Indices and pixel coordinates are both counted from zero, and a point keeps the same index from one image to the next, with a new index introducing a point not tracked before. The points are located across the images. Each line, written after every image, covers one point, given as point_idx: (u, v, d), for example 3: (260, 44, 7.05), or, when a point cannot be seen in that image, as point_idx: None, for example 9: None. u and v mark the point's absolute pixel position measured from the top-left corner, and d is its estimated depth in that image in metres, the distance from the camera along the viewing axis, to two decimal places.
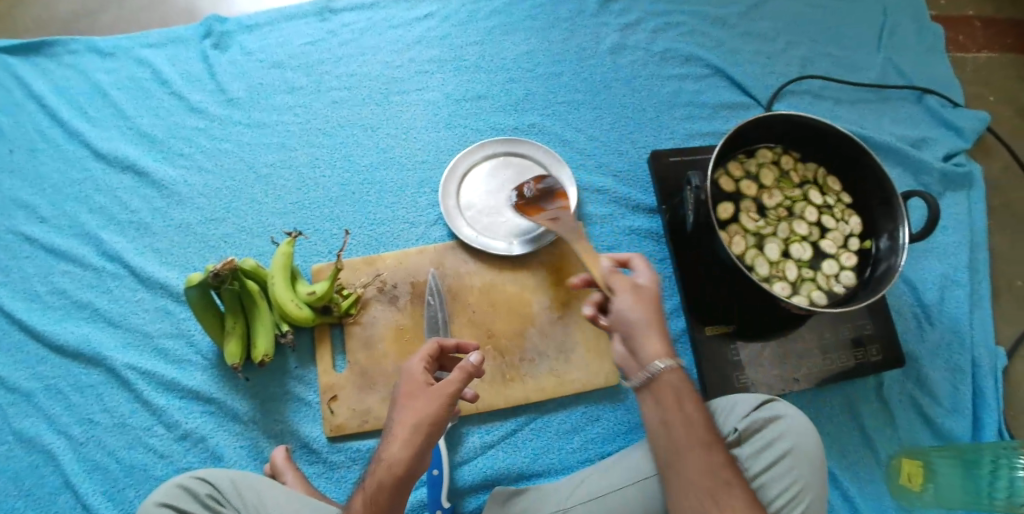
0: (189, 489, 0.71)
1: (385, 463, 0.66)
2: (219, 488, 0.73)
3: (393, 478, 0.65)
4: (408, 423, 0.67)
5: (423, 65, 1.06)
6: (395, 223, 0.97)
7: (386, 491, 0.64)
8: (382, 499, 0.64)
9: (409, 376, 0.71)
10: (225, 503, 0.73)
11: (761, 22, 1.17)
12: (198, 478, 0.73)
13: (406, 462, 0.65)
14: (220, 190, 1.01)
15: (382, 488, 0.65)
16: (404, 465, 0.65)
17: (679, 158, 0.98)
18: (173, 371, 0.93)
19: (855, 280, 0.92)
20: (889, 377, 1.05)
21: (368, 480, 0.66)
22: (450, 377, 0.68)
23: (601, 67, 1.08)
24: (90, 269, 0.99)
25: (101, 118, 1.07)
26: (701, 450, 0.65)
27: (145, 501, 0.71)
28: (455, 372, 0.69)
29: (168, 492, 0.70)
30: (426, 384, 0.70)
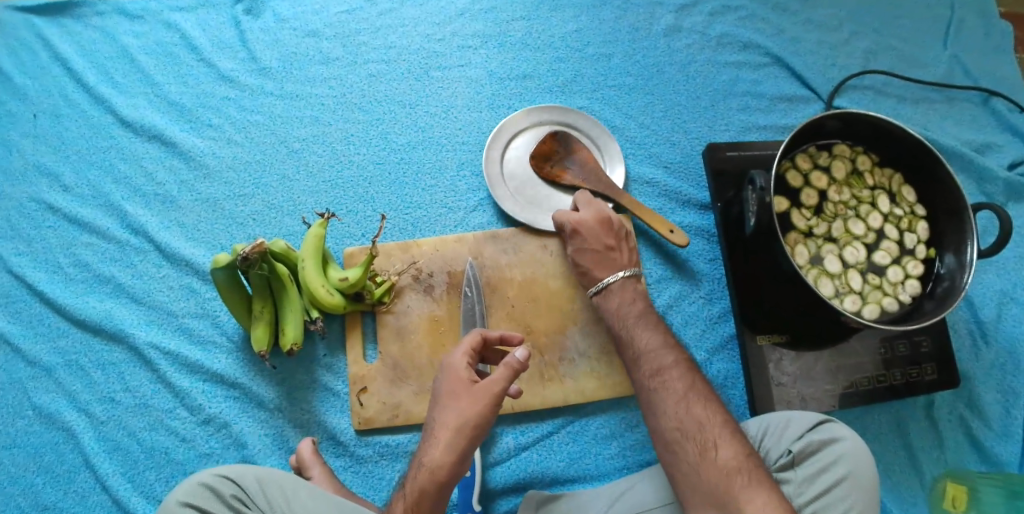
0: (214, 489, 0.68)
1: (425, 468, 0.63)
2: (244, 489, 0.69)
3: (435, 484, 0.62)
4: (449, 426, 0.64)
5: (466, 39, 1.01)
6: (432, 207, 0.92)
7: (426, 497, 0.62)
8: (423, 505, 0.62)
9: (452, 372, 0.68)
10: (250, 505, 0.69)
11: (824, 11, 1.10)
12: (222, 476, 0.69)
13: (449, 466, 0.63)
14: (249, 164, 0.96)
15: (424, 495, 0.62)
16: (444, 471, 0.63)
17: (737, 152, 0.93)
18: (197, 353, 0.90)
19: (920, 290, 0.87)
20: (939, 396, 1.00)
21: (410, 485, 0.64)
22: (496, 375, 0.65)
23: (654, 50, 1.02)
24: (114, 243, 0.96)
25: (129, 84, 1.03)
26: (643, 370, 0.73)
27: (168, 500, 0.67)
28: (500, 370, 0.66)
29: (192, 491, 0.67)
30: (470, 382, 0.67)
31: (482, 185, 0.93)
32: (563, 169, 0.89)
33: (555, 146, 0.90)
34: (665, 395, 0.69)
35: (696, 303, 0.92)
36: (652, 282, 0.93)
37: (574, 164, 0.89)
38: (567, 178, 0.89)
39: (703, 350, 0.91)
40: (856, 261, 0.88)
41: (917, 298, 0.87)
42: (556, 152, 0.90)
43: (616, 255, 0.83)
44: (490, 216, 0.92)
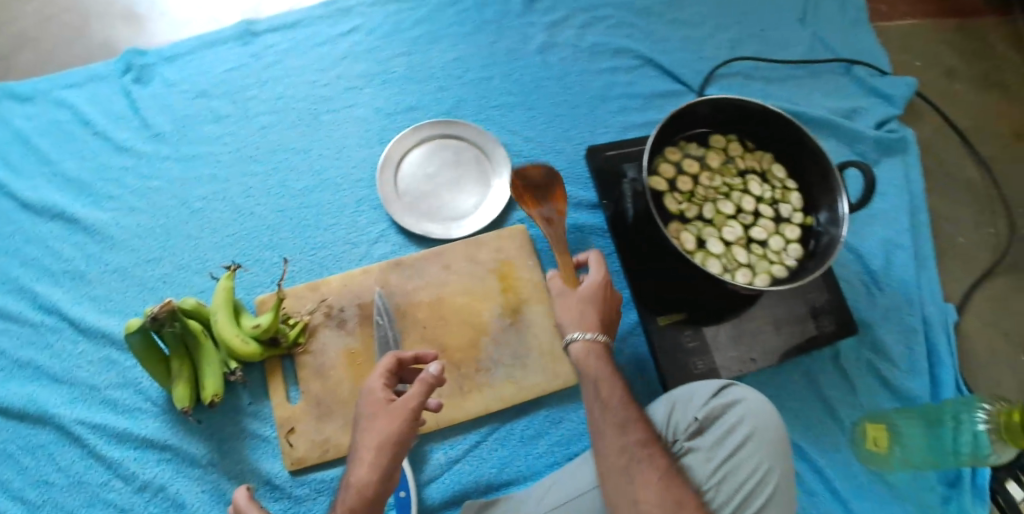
0: None
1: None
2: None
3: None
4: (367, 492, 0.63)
5: (352, 81, 1.05)
6: (337, 245, 0.95)
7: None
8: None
9: (371, 395, 0.70)
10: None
11: (688, 9, 1.18)
12: None
13: (376, 483, 0.64)
14: (154, 228, 0.98)
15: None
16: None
17: (616, 151, 0.98)
18: (126, 422, 0.91)
19: (802, 252, 0.94)
20: (845, 346, 1.06)
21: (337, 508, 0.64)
22: (415, 389, 0.67)
23: (533, 66, 1.08)
24: (28, 325, 0.96)
25: (26, 166, 1.04)
26: (615, 422, 0.70)
27: None
28: (416, 385, 0.67)
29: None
30: (388, 401, 0.69)
31: (383, 216, 0.97)
32: (535, 204, 0.89)
33: (543, 182, 0.90)
34: (638, 451, 0.68)
35: None
36: None
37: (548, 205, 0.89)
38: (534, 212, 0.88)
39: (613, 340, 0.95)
40: (736, 238, 0.96)
41: (801, 260, 0.93)
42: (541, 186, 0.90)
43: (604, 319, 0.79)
44: (394, 245, 0.95)
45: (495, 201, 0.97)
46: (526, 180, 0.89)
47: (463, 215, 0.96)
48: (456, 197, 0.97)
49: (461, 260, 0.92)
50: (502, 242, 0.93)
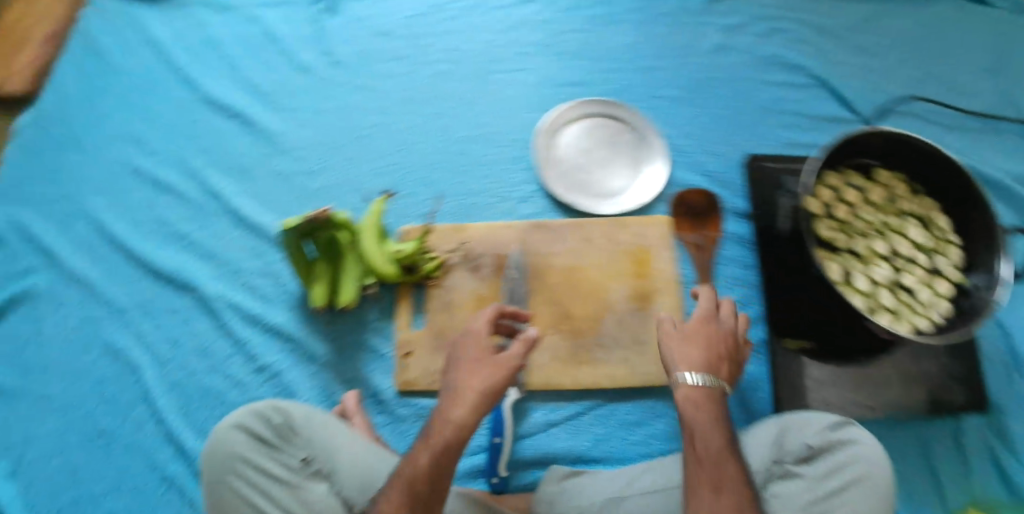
0: (262, 419, 0.75)
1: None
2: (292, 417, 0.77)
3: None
4: (422, 484, 0.63)
5: (525, 46, 1.08)
6: (485, 195, 0.99)
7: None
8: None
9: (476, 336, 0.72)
10: (295, 432, 0.76)
11: (873, 38, 1.13)
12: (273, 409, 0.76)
13: (470, 420, 0.66)
14: (318, 145, 1.05)
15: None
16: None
17: (774, 165, 0.97)
18: (260, 306, 0.98)
19: (952, 310, 0.88)
20: (968, 422, 0.99)
21: (432, 434, 0.65)
22: (514, 349, 0.70)
23: (704, 66, 1.07)
24: (192, 204, 1.05)
25: (215, 66, 1.14)
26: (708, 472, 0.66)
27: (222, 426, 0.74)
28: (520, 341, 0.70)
29: (245, 416, 0.75)
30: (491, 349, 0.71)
31: (533, 178, 1.00)
32: (689, 227, 0.96)
33: (700, 209, 0.97)
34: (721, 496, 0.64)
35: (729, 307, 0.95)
36: (686, 280, 0.94)
37: (702, 232, 0.96)
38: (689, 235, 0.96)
39: None
40: (884, 279, 0.91)
41: (949, 318, 0.87)
42: (698, 212, 0.97)
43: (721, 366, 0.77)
44: (538, 208, 0.98)
45: (646, 189, 0.98)
46: (686, 204, 0.97)
47: (611, 195, 0.98)
48: (607, 176, 0.99)
49: (601, 236, 0.94)
50: (644, 226, 0.95)
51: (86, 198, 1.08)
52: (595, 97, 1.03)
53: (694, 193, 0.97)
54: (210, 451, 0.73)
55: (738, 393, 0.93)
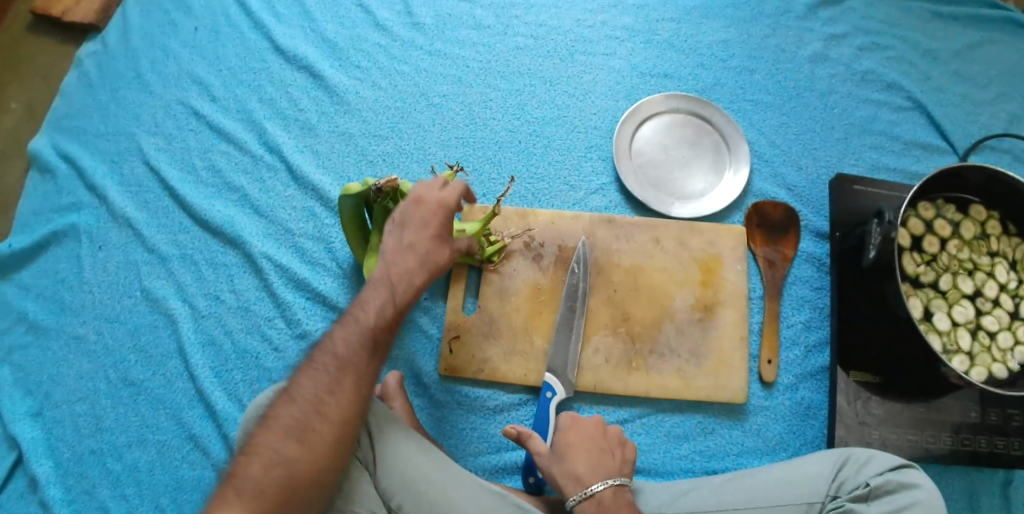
0: None
1: (347, 378, 0.68)
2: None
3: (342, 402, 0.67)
4: (383, 334, 0.72)
5: (614, 30, 1.03)
6: (555, 182, 0.95)
7: (337, 407, 0.67)
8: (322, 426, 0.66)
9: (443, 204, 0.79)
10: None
11: (976, 66, 1.08)
12: None
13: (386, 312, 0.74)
14: (388, 108, 1.01)
15: (327, 406, 0.67)
16: (356, 376, 0.69)
17: (862, 187, 0.92)
18: (306, 271, 0.95)
19: None
20: (1016, 476, 0.95)
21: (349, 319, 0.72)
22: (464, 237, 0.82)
23: (798, 73, 1.02)
24: (248, 155, 1.02)
25: (287, 15, 1.09)
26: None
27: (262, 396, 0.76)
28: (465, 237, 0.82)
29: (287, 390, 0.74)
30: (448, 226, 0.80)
31: (608, 169, 0.95)
32: (762, 240, 0.92)
33: (777, 221, 0.92)
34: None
35: (795, 328, 0.91)
36: (754, 296, 0.91)
37: (775, 246, 0.92)
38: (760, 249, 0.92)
39: (791, 374, 0.89)
40: (966, 320, 0.86)
41: None
42: (774, 225, 0.92)
43: (610, 457, 0.74)
44: (610, 201, 0.94)
45: (723, 195, 0.93)
46: (762, 215, 0.92)
47: (687, 197, 0.94)
48: (686, 176, 0.95)
49: (671, 240, 0.90)
50: (716, 235, 0.90)
51: (141, 136, 1.04)
52: (681, 92, 0.98)
53: (775, 208, 0.92)
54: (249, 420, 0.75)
55: (796, 418, 0.88)
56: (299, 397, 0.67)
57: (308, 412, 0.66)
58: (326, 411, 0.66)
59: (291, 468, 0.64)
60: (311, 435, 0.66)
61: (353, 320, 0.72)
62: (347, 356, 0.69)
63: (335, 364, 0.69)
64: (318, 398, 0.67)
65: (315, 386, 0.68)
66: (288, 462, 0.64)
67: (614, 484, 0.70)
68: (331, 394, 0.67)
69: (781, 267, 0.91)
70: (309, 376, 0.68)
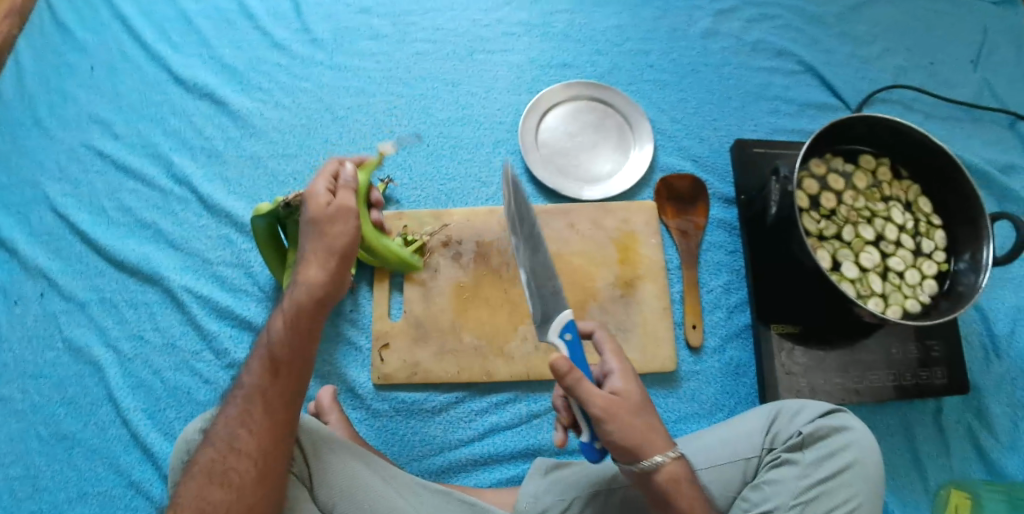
0: None
1: (256, 405, 0.65)
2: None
3: (254, 431, 0.64)
4: (279, 351, 0.66)
5: (511, 27, 1.06)
6: (467, 180, 0.97)
7: (250, 435, 0.64)
8: (240, 458, 0.62)
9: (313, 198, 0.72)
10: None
11: (859, 26, 1.13)
12: None
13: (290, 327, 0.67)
14: (295, 126, 1.02)
15: (240, 439, 0.64)
16: (264, 399, 0.65)
17: (761, 149, 0.96)
18: (229, 300, 0.93)
19: (936, 289, 0.89)
20: (948, 403, 0.96)
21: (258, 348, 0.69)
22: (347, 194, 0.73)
23: (692, 50, 1.06)
24: (158, 191, 1.00)
25: (185, 45, 1.09)
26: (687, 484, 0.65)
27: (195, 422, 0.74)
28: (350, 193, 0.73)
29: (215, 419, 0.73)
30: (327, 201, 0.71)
31: (517, 163, 0.98)
32: (674, 212, 0.95)
33: (687, 193, 0.96)
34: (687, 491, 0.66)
35: (714, 292, 0.93)
36: (671, 267, 0.94)
37: (687, 217, 0.95)
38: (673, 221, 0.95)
39: (716, 337, 0.92)
40: (873, 265, 0.89)
41: (934, 298, 0.89)
42: (684, 197, 0.96)
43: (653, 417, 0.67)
44: (521, 193, 0.96)
45: (629, 173, 0.96)
46: (672, 188, 0.96)
47: (595, 179, 0.97)
48: (592, 159, 0.98)
49: (586, 223, 0.92)
50: (628, 213, 0.93)
51: (46, 184, 1.01)
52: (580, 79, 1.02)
53: (681, 178, 0.96)
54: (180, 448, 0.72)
55: (727, 378, 0.90)
56: (216, 436, 0.65)
57: (223, 449, 0.64)
58: (241, 443, 0.63)
59: (218, 510, 0.60)
60: (232, 473, 0.62)
61: (260, 349, 0.69)
62: (254, 383, 0.66)
63: (245, 395, 0.66)
64: (231, 433, 0.64)
65: (229, 421, 0.66)
66: (216, 506, 0.61)
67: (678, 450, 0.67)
68: (242, 427, 0.64)
69: (694, 236, 0.94)
70: (224, 415, 0.67)
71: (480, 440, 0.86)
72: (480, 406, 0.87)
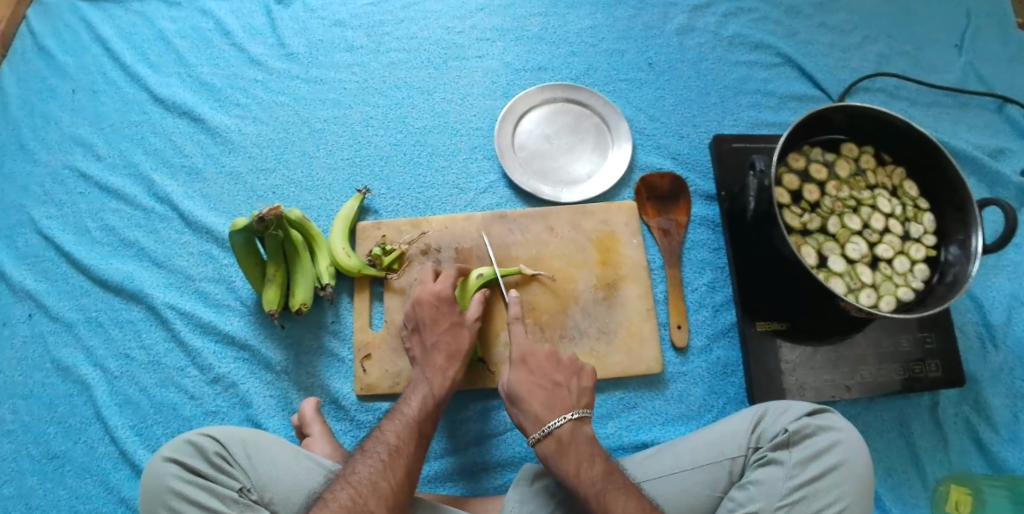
0: (199, 446, 0.70)
1: (399, 461, 0.69)
2: (225, 446, 0.71)
3: (396, 484, 0.68)
4: (427, 425, 0.74)
5: (485, 32, 1.06)
6: (444, 187, 0.97)
7: (391, 490, 0.67)
8: (379, 509, 0.65)
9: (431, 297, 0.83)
10: (232, 461, 0.71)
11: (838, 15, 1.12)
12: (208, 435, 0.72)
13: (430, 409, 0.76)
14: (273, 140, 1.02)
15: (382, 486, 0.67)
16: (407, 465, 0.70)
17: (742, 144, 0.96)
18: (212, 315, 0.93)
19: (927, 275, 0.87)
20: (944, 395, 0.94)
21: (398, 417, 0.74)
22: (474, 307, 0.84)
23: (668, 47, 1.06)
24: (140, 209, 1.00)
25: (163, 64, 1.09)
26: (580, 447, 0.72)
27: (158, 454, 0.70)
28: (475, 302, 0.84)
29: (177, 447, 0.70)
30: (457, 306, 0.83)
31: (494, 167, 0.97)
32: (655, 210, 0.94)
33: (667, 191, 0.95)
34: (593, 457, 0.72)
35: (699, 291, 0.92)
36: (654, 267, 0.93)
37: (668, 216, 0.94)
38: (654, 220, 0.94)
39: (702, 336, 0.91)
40: (861, 255, 0.87)
41: (926, 284, 0.87)
42: (664, 195, 0.95)
43: (564, 392, 0.77)
44: (500, 198, 0.96)
45: (607, 173, 0.96)
46: (652, 187, 0.95)
47: (574, 181, 0.96)
48: (571, 162, 0.97)
49: (565, 225, 0.92)
50: (608, 214, 0.92)
51: (31, 207, 1.02)
52: (557, 81, 1.02)
53: (661, 176, 0.95)
54: (146, 485, 0.69)
55: (715, 378, 0.89)
56: (357, 480, 0.67)
57: (365, 493, 0.65)
58: (384, 492, 0.66)
59: None
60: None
61: (401, 414, 0.75)
62: (399, 444, 0.71)
63: (388, 451, 0.70)
64: (373, 481, 0.67)
65: (369, 469, 0.68)
66: None
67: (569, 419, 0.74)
68: (386, 477, 0.67)
69: (675, 235, 0.93)
70: (363, 462, 0.69)
71: (465, 450, 0.85)
72: (464, 415, 0.87)
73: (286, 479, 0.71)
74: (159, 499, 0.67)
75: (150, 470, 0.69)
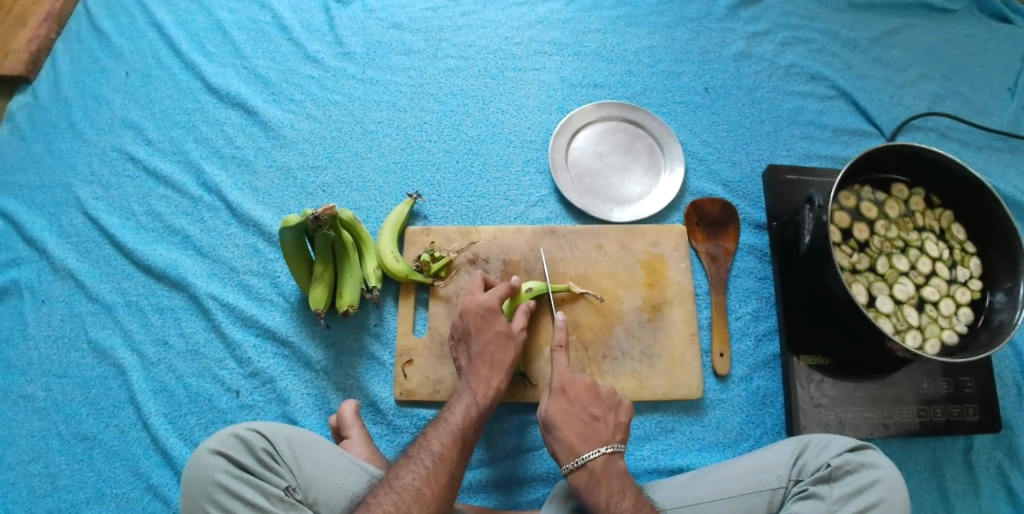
0: (247, 441, 0.71)
1: (441, 468, 0.70)
2: (272, 443, 0.72)
3: (438, 491, 0.68)
4: (470, 434, 0.75)
5: (543, 46, 1.07)
6: (494, 198, 0.97)
7: (434, 497, 0.67)
8: None
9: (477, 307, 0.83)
10: (278, 459, 0.71)
11: (894, 51, 1.12)
12: (256, 431, 0.72)
13: (474, 419, 0.76)
14: (325, 138, 1.02)
15: (425, 493, 0.67)
16: (449, 472, 0.70)
17: (795, 176, 0.96)
18: (254, 308, 0.94)
19: (973, 318, 0.86)
20: (978, 440, 0.93)
21: (442, 425, 0.74)
22: (519, 320, 0.84)
23: (723, 73, 1.06)
24: (187, 197, 1.01)
25: (219, 54, 1.10)
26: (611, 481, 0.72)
27: (203, 445, 0.71)
28: (518, 317, 0.85)
29: (223, 440, 0.70)
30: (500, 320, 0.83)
31: (546, 181, 0.98)
32: (703, 235, 0.95)
33: (717, 217, 0.96)
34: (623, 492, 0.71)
35: (743, 320, 0.92)
36: (699, 292, 0.93)
37: (715, 243, 0.95)
38: (702, 245, 0.94)
39: (743, 365, 0.91)
40: (907, 297, 0.87)
41: (972, 328, 0.86)
42: (714, 221, 0.96)
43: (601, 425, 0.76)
44: (550, 212, 0.96)
45: (657, 195, 0.96)
46: (702, 211, 0.95)
47: (625, 201, 0.97)
48: (623, 182, 0.98)
49: (614, 244, 0.92)
50: (656, 236, 0.93)
51: (78, 186, 1.03)
52: (611, 99, 1.02)
53: (712, 203, 0.96)
54: (190, 477, 0.69)
55: (753, 408, 0.89)
56: (401, 485, 0.67)
57: (410, 498, 0.66)
58: (427, 499, 0.67)
59: None
60: None
61: (444, 422, 0.75)
62: (442, 451, 0.71)
63: (432, 458, 0.70)
64: (417, 487, 0.67)
65: (413, 475, 0.68)
66: None
67: (604, 453, 0.73)
68: (429, 484, 0.68)
69: (721, 262, 0.94)
70: (407, 467, 0.69)
71: (499, 462, 0.85)
72: (501, 426, 0.87)
73: (329, 480, 0.71)
74: (203, 490, 0.67)
75: (196, 460, 0.69)
